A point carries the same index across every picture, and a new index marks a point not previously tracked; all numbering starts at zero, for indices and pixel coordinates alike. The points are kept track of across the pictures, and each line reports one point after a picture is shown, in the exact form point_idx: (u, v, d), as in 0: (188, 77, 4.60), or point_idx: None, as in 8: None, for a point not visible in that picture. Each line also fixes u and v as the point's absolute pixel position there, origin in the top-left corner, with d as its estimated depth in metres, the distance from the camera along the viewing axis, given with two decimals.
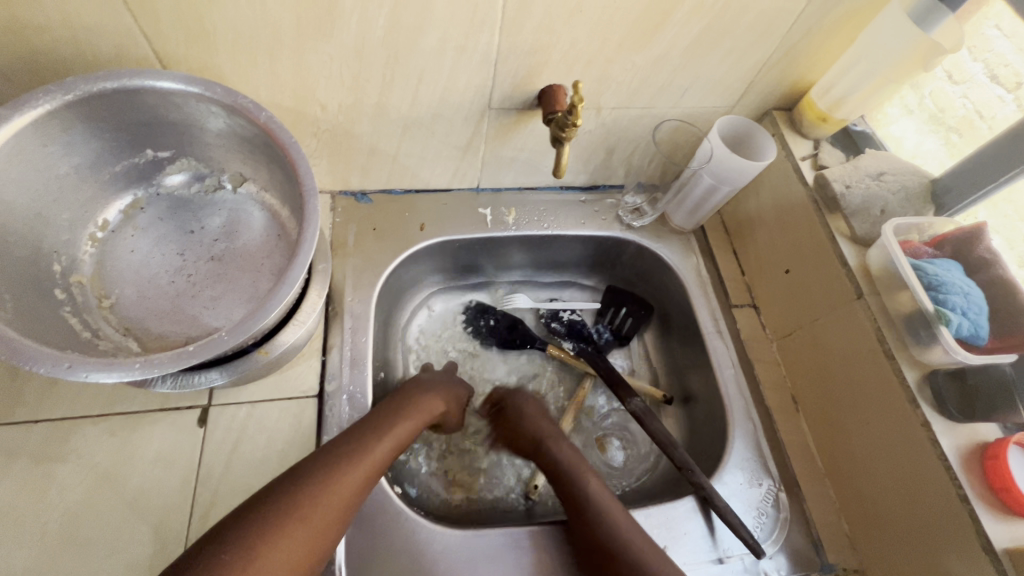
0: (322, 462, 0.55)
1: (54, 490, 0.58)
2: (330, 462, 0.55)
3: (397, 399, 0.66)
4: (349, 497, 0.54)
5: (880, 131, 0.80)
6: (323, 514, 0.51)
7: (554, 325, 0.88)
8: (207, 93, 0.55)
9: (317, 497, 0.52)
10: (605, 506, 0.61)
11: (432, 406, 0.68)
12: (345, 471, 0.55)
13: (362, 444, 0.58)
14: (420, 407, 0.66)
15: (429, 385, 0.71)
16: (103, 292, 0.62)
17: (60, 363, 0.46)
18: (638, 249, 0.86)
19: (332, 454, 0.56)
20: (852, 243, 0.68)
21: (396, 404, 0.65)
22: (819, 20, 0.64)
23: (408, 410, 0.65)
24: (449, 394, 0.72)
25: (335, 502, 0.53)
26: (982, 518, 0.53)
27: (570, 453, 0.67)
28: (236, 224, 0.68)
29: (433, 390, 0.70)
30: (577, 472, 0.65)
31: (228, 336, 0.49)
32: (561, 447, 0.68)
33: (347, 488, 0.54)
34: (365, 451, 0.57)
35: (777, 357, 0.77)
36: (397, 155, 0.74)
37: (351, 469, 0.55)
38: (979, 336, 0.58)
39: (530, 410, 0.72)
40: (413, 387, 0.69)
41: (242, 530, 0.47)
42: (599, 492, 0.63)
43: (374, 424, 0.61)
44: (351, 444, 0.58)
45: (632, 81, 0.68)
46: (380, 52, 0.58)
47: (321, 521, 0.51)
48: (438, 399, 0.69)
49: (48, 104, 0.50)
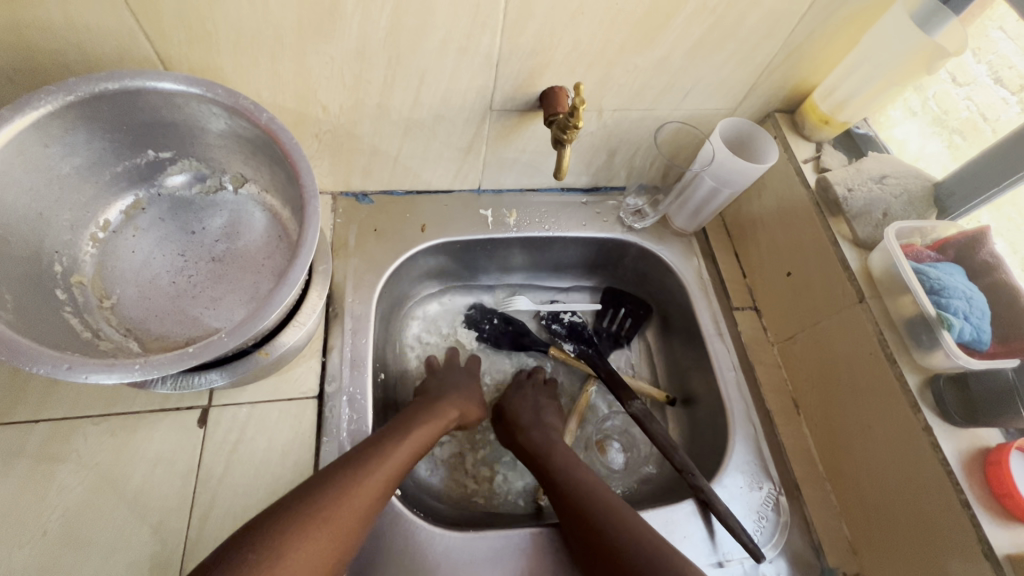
0: (341, 469, 0.55)
1: (54, 490, 0.58)
2: (350, 468, 0.55)
3: (415, 411, 0.67)
4: (370, 502, 0.54)
5: (884, 134, 0.80)
6: (346, 519, 0.52)
7: (555, 326, 0.87)
8: (208, 95, 0.55)
9: (338, 501, 0.52)
10: (592, 491, 0.61)
11: (447, 414, 0.68)
12: (366, 477, 0.55)
13: (380, 450, 0.58)
14: (434, 415, 0.67)
15: (441, 393, 0.72)
16: (104, 293, 0.62)
17: (60, 364, 0.46)
18: (639, 251, 0.86)
19: (351, 460, 0.56)
20: (854, 247, 0.68)
21: (412, 415, 0.66)
22: (821, 23, 0.64)
23: (422, 418, 0.65)
24: (466, 399, 0.72)
25: (357, 507, 0.53)
26: (983, 524, 0.53)
27: (542, 437, 0.70)
28: (237, 225, 0.68)
29: (447, 397, 0.71)
30: (549, 457, 0.67)
31: (228, 338, 0.49)
32: (536, 431, 0.71)
33: (369, 493, 0.54)
34: (382, 456, 0.57)
35: (777, 360, 0.77)
36: (398, 156, 0.74)
37: (370, 474, 0.55)
38: (983, 341, 0.58)
39: (516, 404, 0.75)
40: (429, 399, 0.70)
41: (261, 534, 0.47)
42: (574, 471, 0.65)
43: (392, 432, 0.61)
44: (369, 451, 0.57)
45: (635, 82, 0.68)
46: (382, 53, 0.58)
47: (344, 525, 0.51)
48: (451, 406, 0.70)
49: (50, 105, 0.50)
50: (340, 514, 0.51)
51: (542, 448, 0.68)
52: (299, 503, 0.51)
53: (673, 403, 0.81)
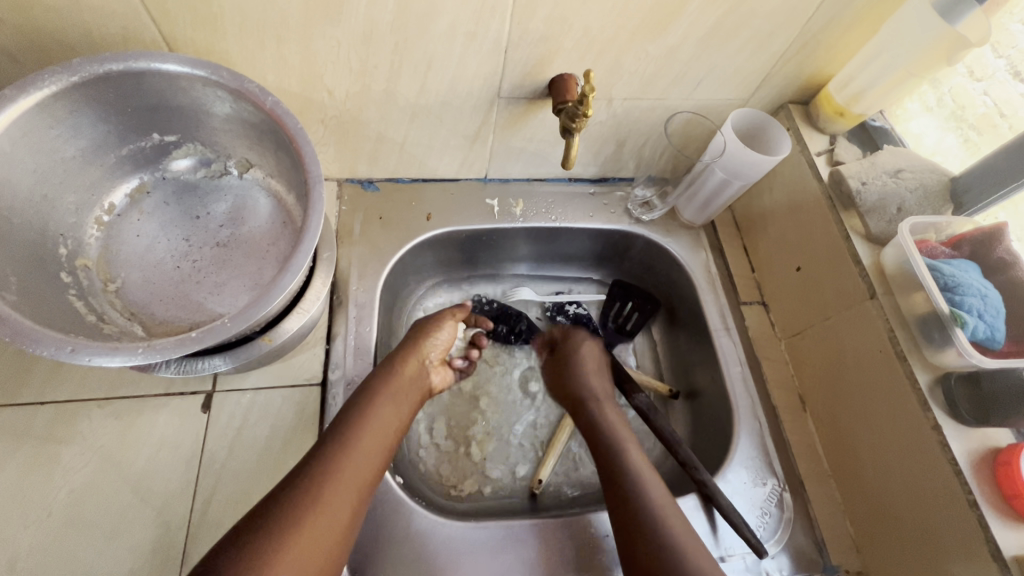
0: (297, 488, 0.50)
1: (59, 472, 0.58)
2: (307, 485, 0.50)
3: (380, 378, 0.62)
4: (349, 511, 0.51)
5: (900, 127, 0.77)
6: (333, 522, 0.50)
7: (559, 318, 0.87)
8: (213, 77, 0.54)
9: (309, 518, 0.48)
10: (650, 495, 0.58)
11: (407, 373, 0.65)
12: (332, 491, 0.51)
13: (337, 456, 0.53)
14: (397, 380, 0.63)
15: (397, 356, 0.66)
16: (109, 276, 0.62)
17: (63, 346, 0.46)
18: (646, 243, 0.85)
19: (306, 475, 0.51)
20: (866, 242, 0.67)
21: (369, 400, 0.59)
22: (839, 12, 0.63)
23: (380, 397, 0.60)
24: (427, 342, 0.69)
25: (340, 511, 0.51)
26: (991, 525, 0.52)
27: (613, 420, 0.68)
28: (242, 211, 0.68)
29: (405, 353, 0.67)
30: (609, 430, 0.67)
31: (231, 323, 0.49)
32: (598, 411, 0.69)
33: (345, 505, 0.51)
34: (343, 464, 0.53)
35: (785, 356, 0.76)
36: (404, 143, 0.73)
37: (341, 482, 0.52)
38: (996, 340, 0.57)
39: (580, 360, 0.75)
40: (381, 365, 0.64)
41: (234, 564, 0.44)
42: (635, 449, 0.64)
43: (351, 428, 0.56)
44: (330, 456, 0.53)
45: (645, 71, 0.66)
46: (389, 37, 0.57)
47: (326, 538, 0.49)
48: (406, 372, 0.64)
49: (54, 85, 0.50)
50: (315, 531, 0.48)
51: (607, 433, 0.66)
52: (264, 526, 0.47)
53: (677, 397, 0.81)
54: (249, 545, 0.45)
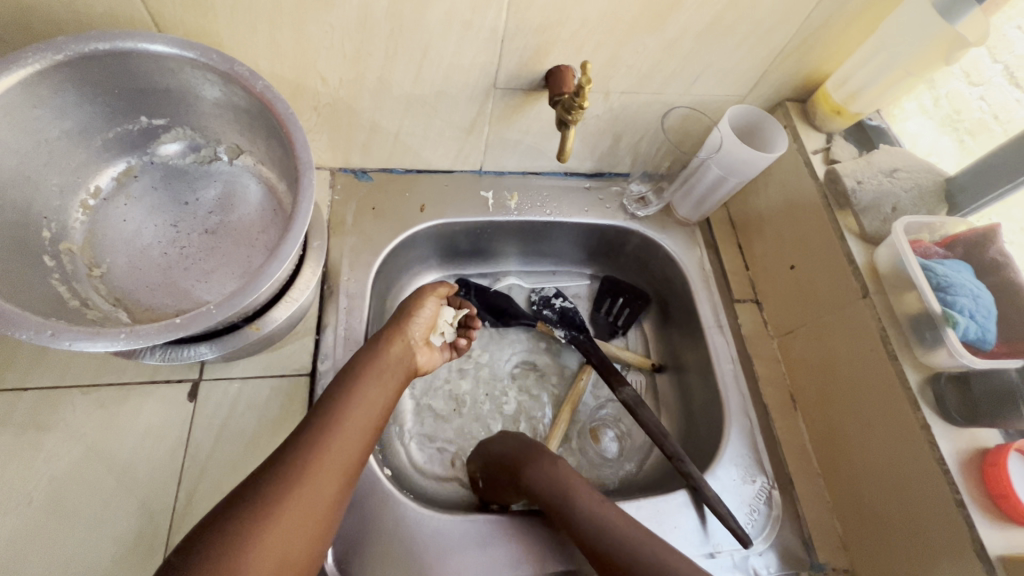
0: (277, 468, 0.48)
1: (41, 458, 0.57)
2: (288, 466, 0.48)
3: (365, 361, 0.59)
4: (330, 494, 0.49)
5: (896, 126, 0.77)
6: (313, 506, 0.48)
7: (544, 312, 0.84)
8: (202, 60, 0.53)
9: (286, 500, 0.46)
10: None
11: (392, 355, 0.61)
12: (310, 473, 0.48)
13: (318, 438, 0.51)
14: (383, 363, 0.59)
15: (382, 338, 0.62)
16: (94, 261, 0.61)
17: (43, 329, 0.45)
18: (641, 240, 0.84)
19: (284, 456, 0.49)
20: (860, 241, 0.67)
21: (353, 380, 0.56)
22: (838, 8, 0.62)
23: (363, 378, 0.57)
24: (410, 321, 0.65)
25: (320, 496, 0.48)
26: (977, 523, 0.52)
27: (551, 476, 0.61)
28: (232, 198, 0.67)
29: (390, 335, 0.63)
30: (570, 507, 0.58)
31: (216, 310, 0.48)
32: (547, 468, 0.61)
33: (326, 486, 0.49)
34: (324, 447, 0.50)
35: (777, 353, 0.76)
36: (398, 133, 0.72)
37: (319, 466, 0.49)
38: (986, 340, 0.57)
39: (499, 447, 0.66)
40: (365, 347, 0.61)
41: (207, 552, 0.42)
42: (600, 516, 0.56)
43: (331, 408, 0.54)
44: (311, 433, 0.51)
45: (643, 64, 0.66)
46: (384, 24, 0.56)
47: (304, 522, 0.47)
48: (391, 357, 0.60)
49: (38, 63, 0.49)
50: (295, 514, 0.46)
51: (553, 497, 0.59)
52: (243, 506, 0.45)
53: (659, 369, 0.83)
54: (222, 531, 0.44)
